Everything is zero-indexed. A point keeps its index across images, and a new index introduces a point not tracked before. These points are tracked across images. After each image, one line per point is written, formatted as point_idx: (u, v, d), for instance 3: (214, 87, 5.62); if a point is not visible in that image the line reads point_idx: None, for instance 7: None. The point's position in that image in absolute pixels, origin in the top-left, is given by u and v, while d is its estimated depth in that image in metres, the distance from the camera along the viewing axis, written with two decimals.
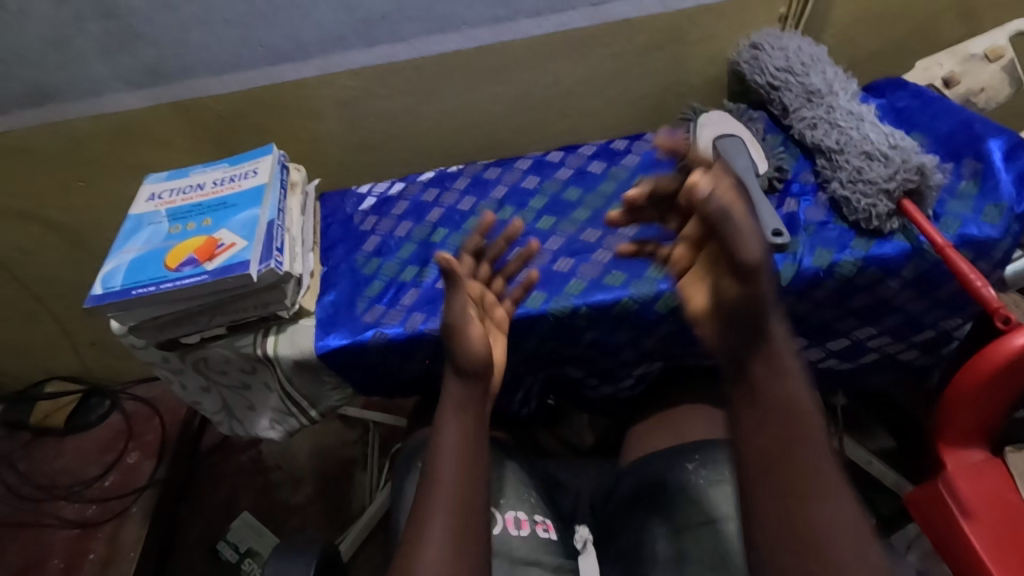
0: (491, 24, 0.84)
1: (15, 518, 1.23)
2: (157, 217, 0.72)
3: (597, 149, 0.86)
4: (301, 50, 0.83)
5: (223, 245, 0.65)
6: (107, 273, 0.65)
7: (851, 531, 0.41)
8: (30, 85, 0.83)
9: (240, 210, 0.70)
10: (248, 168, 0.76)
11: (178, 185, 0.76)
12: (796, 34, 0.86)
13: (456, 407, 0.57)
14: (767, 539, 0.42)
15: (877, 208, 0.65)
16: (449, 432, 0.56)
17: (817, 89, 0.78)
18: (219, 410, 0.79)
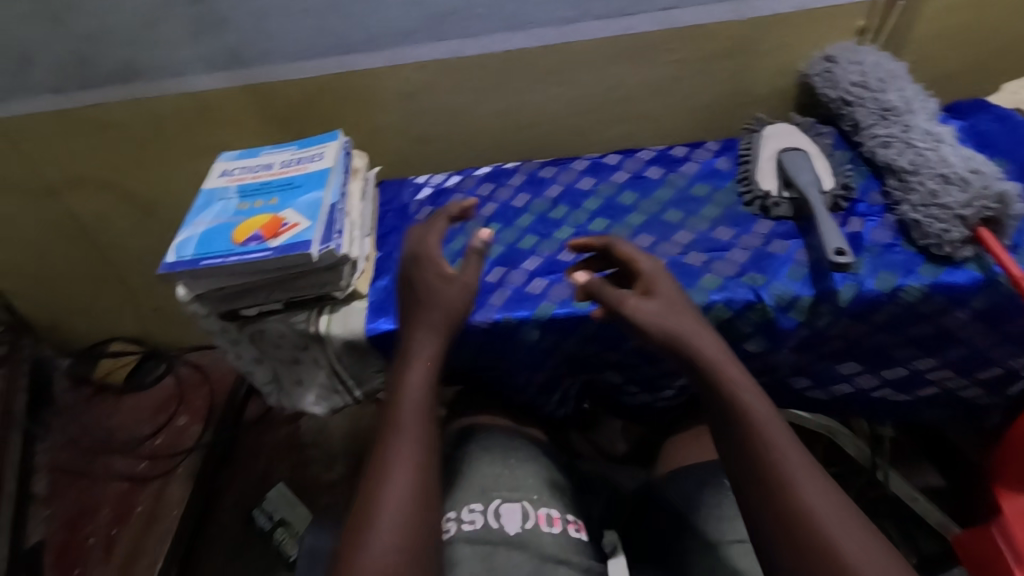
0: (558, 25, 0.84)
1: (73, 466, 1.32)
2: (227, 193, 0.75)
3: (655, 155, 0.85)
4: (372, 42, 0.86)
5: (287, 224, 0.68)
6: (180, 242, 0.68)
7: (830, 515, 0.48)
8: (120, 61, 0.88)
9: (305, 192, 0.73)
10: (313, 152, 0.79)
11: (248, 164, 0.80)
12: (874, 48, 0.83)
13: (415, 379, 0.59)
14: (786, 538, 0.48)
15: (950, 233, 0.62)
16: (411, 395, 0.59)
17: (893, 106, 0.75)
18: (269, 382, 0.82)
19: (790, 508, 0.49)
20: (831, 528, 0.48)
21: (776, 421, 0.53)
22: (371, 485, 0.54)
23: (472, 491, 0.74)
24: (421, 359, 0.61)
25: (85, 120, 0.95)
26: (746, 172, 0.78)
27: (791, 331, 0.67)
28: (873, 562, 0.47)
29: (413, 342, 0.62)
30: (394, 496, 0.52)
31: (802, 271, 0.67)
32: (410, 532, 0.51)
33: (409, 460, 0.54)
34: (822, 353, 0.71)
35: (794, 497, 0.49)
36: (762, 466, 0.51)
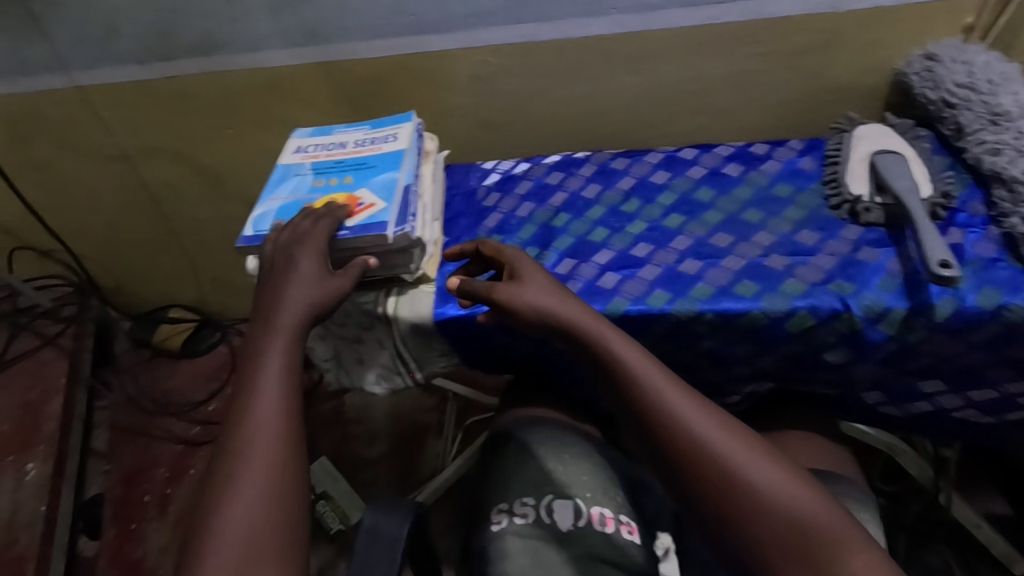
0: (642, 11, 0.82)
1: (132, 426, 1.37)
2: (302, 169, 0.76)
3: (734, 151, 0.82)
4: (449, 22, 0.85)
5: (363, 204, 0.68)
6: (257, 216, 0.69)
7: (748, 456, 0.51)
8: (202, 35, 0.89)
9: (380, 172, 0.73)
10: (387, 132, 0.78)
11: (322, 140, 0.80)
12: (982, 47, 0.77)
13: (276, 358, 0.54)
14: (711, 494, 0.50)
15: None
16: (270, 381, 0.53)
17: (1004, 111, 0.70)
18: (330, 359, 0.83)
19: (710, 464, 0.50)
20: (725, 455, 0.50)
21: (659, 373, 0.55)
22: (220, 491, 0.48)
23: (526, 484, 0.73)
24: (285, 324, 0.56)
25: (163, 91, 0.97)
26: (834, 174, 0.74)
27: (879, 344, 0.64)
28: (790, 492, 0.49)
29: (274, 317, 0.56)
30: (258, 448, 0.49)
31: (894, 281, 0.63)
32: (268, 537, 0.46)
33: (272, 409, 0.51)
34: (907, 368, 0.68)
35: (693, 444, 0.51)
36: (677, 439, 0.52)
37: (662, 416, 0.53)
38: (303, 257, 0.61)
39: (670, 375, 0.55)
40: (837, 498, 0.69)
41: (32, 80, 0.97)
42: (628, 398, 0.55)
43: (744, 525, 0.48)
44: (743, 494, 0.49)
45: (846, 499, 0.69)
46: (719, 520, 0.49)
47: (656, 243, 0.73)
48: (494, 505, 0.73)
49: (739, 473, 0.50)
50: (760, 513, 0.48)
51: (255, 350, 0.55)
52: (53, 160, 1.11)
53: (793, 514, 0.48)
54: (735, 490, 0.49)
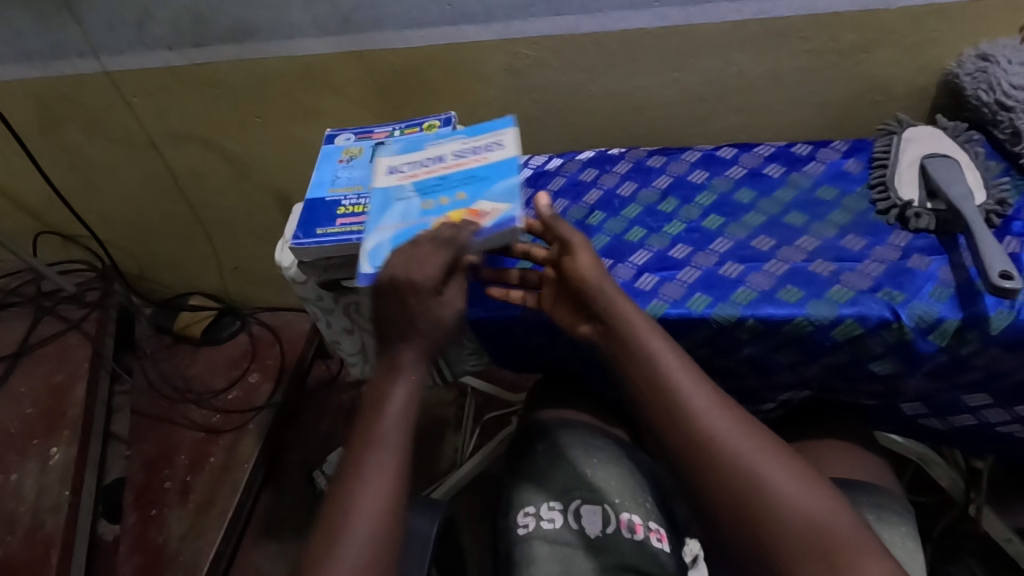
0: (686, 4, 0.79)
1: (153, 412, 1.38)
2: (403, 191, 0.68)
3: (775, 151, 0.80)
4: (486, 13, 0.83)
5: (484, 211, 0.63)
6: (370, 250, 0.62)
7: (764, 456, 0.50)
8: (234, 21, 0.88)
9: (493, 183, 0.67)
10: (488, 140, 0.71)
11: (415, 157, 0.72)
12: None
13: (396, 408, 0.53)
14: (723, 493, 0.49)
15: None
16: (389, 431, 0.52)
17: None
18: (355, 353, 0.84)
19: (728, 462, 0.50)
20: (744, 455, 0.50)
21: (692, 373, 0.54)
22: (328, 533, 0.48)
23: (554, 487, 0.73)
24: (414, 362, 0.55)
25: (193, 78, 0.96)
26: (881, 177, 0.71)
27: (930, 355, 0.62)
28: (805, 495, 0.48)
29: (402, 364, 0.55)
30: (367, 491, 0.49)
31: (947, 291, 0.61)
32: None
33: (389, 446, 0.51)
34: (954, 382, 0.66)
35: (712, 440, 0.51)
36: (695, 436, 0.51)
37: (681, 411, 0.52)
38: (419, 302, 0.56)
39: (701, 376, 0.55)
40: (876, 512, 0.67)
41: (63, 64, 0.97)
42: (648, 391, 0.55)
43: (753, 523, 0.48)
44: (759, 495, 0.48)
45: (883, 512, 0.68)
46: (734, 520, 0.48)
47: (695, 245, 0.71)
48: (520, 507, 0.72)
49: (755, 472, 0.49)
50: (773, 514, 0.47)
51: (378, 388, 0.55)
52: (81, 145, 1.11)
53: (812, 522, 0.47)
54: (750, 490, 0.48)
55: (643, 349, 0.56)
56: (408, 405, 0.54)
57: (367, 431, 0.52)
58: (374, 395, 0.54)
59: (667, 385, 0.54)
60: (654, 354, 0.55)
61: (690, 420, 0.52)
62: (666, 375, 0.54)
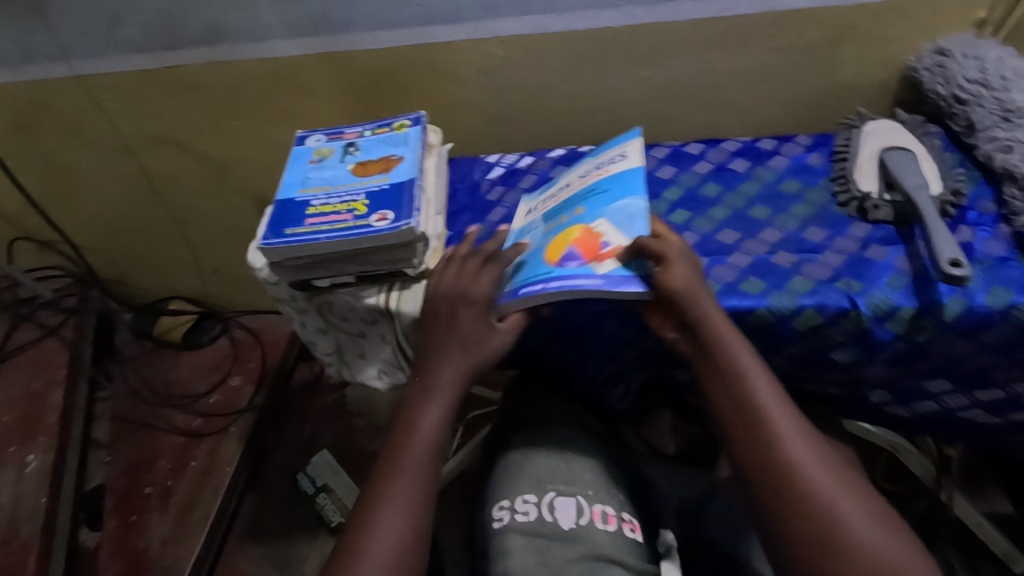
0: (652, 3, 0.80)
1: (134, 417, 1.37)
2: (534, 221, 0.72)
3: (741, 146, 0.81)
4: (456, 14, 0.84)
5: (607, 246, 0.62)
6: (503, 274, 0.67)
7: (842, 493, 0.52)
8: (205, 24, 0.88)
9: (615, 200, 0.67)
10: (612, 154, 0.73)
11: (552, 189, 0.76)
12: (992, 42, 0.76)
13: (432, 417, 0.62)
14: (799, 522, 0.52)
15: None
16: (424, 436, 0.61)
17: (1017, 107, 0.69)
18: (331, 352, 0.83)
19: (810, 495, 0.52)
20: (824, 491, 0.52)
21: (780, 402, 0.56)
22: (365, 517, 0.56)
23: (528, 481, 0.73)
24: (447, 384, 0.63)
25: (165, 81, 0.96)
26: (842, 170, 0.73)
27: (887, 343, 0.63)
28: (878, 535, 0.51)
29: (438, 373, 0.63)
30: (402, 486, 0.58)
31: (903, 280, 0.63)
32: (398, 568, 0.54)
33: (421, 457, 0.60)
34: (914, 369, 0.67)
35: (797, 474, 0.53)
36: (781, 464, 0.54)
37: (771, 441, 0.54)
38: (469, 318, 0.63)
39: (789, 404, 0.57)
40: None
41: (33, 68, 0.97)
42: (740, 414, 0.56)
43: (825, 554, 0.50)
44: (836, 531, 0.51)
45: None
46: (800, 546, 0.51)
47: None
48: (495, 502, 0.73)
49: (833, 509, 0.51)
50: (848, 547, 0.50)
51: (415, 398, 0.63)
52: (54, 150, 1.10)
53: (881, 559, 0.49)
54: (828, 526, 0.51)
55: (735, 370, 0.57)
56: (439, 423, 0.62)
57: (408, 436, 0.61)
58: (408, 412, 0.63)
59: (756, 414, 0.56)
60: (748, 377, 0.57)
61: (773, 447, 0.54)
62: (762, 404, 0.56)
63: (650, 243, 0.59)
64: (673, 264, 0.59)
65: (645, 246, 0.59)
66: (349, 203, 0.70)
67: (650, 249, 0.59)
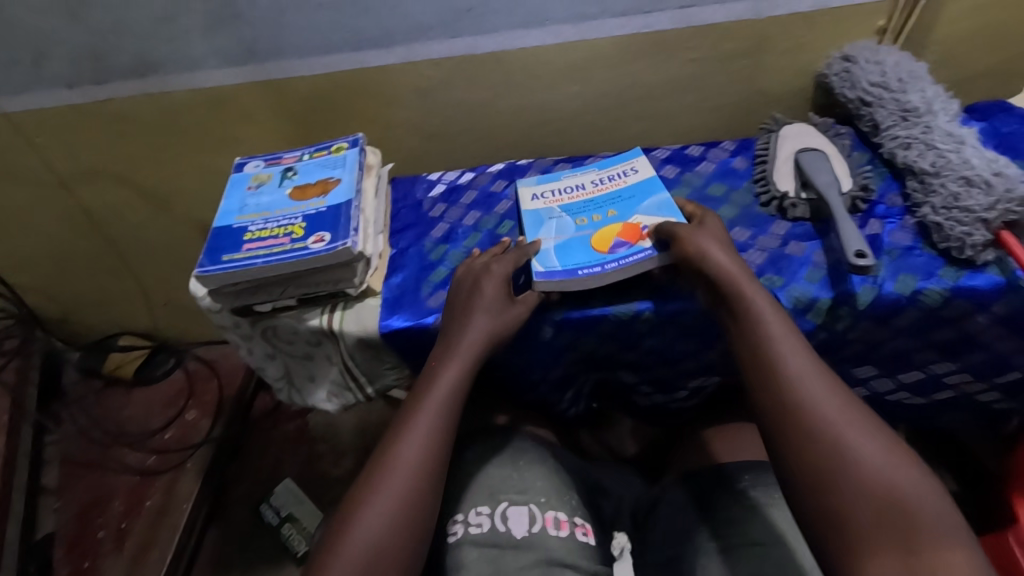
0: (576, 21, 0.84)
1: (84, 460, 1.33)
2: (553, 213, 0.76)
3: (671, 153, 0.85)
4: (388, 37, 0.85)
5: (646, 229, 0.70)
6: (539, 256, 0.70)
7: (859, 431, 0.50)
8: (136, 55, 0.88)
9: (641, 202, 0.75)
10: (621, 169, 0.81)
11: (557, 185, 0.81)
12: (892, 48, 0.82)
13: (449, 375, 0.63)
14: (809, 458, 0.50)
15: (973, 236, 0.61)
16: (440, 390, 0.62)
17: (914, 107, 0.74)
18: (280, 379, 0.82)
19: (822, 431, 0.51)
20: (838, 429, 0.51)
21: (800, 349, 0.55)
22: (376, 467, 0.59)
23: (480, 492, 0.73)
24: (468, 346, 0.63)
25: (99, 114, 0.95)
26: (763, 173, 0.77)
27: (810, 333, 0.67)
28: (895, 472, 0.48)
29: (461, 329, 0.64)
30: (412, 439, 0.60)
31: (820, 273, 0.66)
32: (399, 519, 0.56)
33: (431, 418, 0.61)
34: (841, 356, 0.71)
35: (810, 412, 0.52)
36: (793, 402, 0.53)
37: (786, 381, 0.54)
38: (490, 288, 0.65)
39: (806, 347, 0.56)
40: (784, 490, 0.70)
41: None
42: (757, 357, 0.56)
43: (834, 488, 0.49)
44: (847, 467, 0.49)
45: None
46: (808, 489, 0.50)
47: None
48: (448, 516, 0.72)
49: (845, 446, 0.50)
50: (858, 483, 0.48)
51: (437, 354, 0.65)
52: None
53: (901, 502, 0.47)
54: (839, 462, 0.49)
55: (750, 316, 0.58)
56: (454, 386, 0.63)
57: (423, 392, 0.63)
58: (431, 368, 0.64)
59: (771, 356, 0.55)
60: (763, 323, 0.57)
61: (789, 391, 0.53)
62: (778, 347, 0.55)
63: (672, 225, 0.65)
64: (692, 235, 0.63)
65: (667, 226, 0.65)
66: (286, 227, 0.70)
67: (671, 228, 0.65)
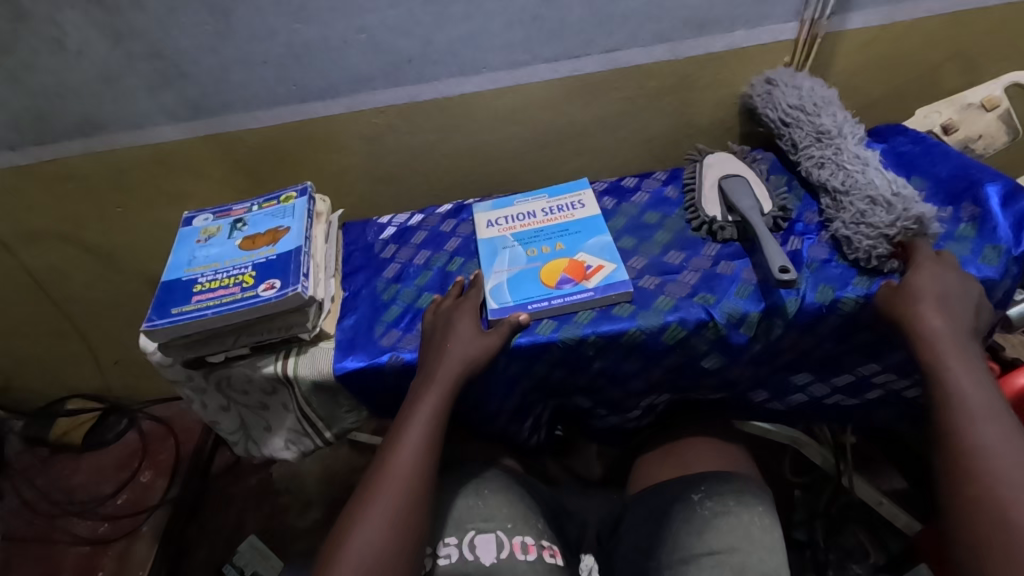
0: (510, 68, 0.89)
1: (29, 534, 1.26)
2: (507, 242, 0.81)
3: (608, 186, 0.90)
4: (332, 89, 0.89)
5: (591, 267, 0.75)
6: (493, 290, 0.74)
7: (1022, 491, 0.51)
8: (81, 116, 0.89)
9: (587, 238, 0.79)
10: (571, 199, 0.86)
11: (509, 213, 0.86)
12: (810, 77, 0.89)
13: (425, 417, 0.66)
14: (962, 502, 0.54)
15: (877, 249, 0.68)
16: (416, 431, 0.65)
17: (829, 130, 0.81)
18: (236, 431, 0.81)
19: (986, 480, 0.53)
20: (1005, 483, 0.52)
21: (989, 405, 0.57)
22: (354, 511, 0.61)
23: (446, 523, 0.73)
24: (446, 371, 0.67)
25: (42, 175, 0.95)
26: (692, 200, 0.82)
27: (746, 345, 0.71)
28: None
29: (435, 368, 0.68)
30: (390, 481, 0.62)
31: (749, 288, 0.71)
32: (375, 562, 0.57)
33: (416, 444, 0.64)
34: (776, 364, 0.77)
35: (977, 464, 0.54)
36: (963, 449, 0.55)
37: (963, 431, 0.56)
38: (459, 327, 0.70)
39: (997, 409, 0.57)
40: (737, 496, 0.73)
41: None
42: (941, 405, 0.59)
43: (977, 530, 0.52)
44: (1001, 518, 0.51)
45: (744, 495, 0.73)
46: (957, 527, 0.53)
47: None
48: None
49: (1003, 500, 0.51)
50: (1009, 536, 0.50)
51: (414, 396, 0.68)
52: None
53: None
54: (990, 509, 0.52)
55: (941, 367, 0.60)
56: (431, 423, 0.65)
57: (401, 434, 0.65)
58: (407, 408, 0.67)
59: (958, 408, 0.58)
60: (950, 376, 0.59)
61: (965, 440, 0.56)
62: (966, 401, 0.57)
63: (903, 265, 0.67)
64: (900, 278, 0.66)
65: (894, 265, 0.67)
66: (237, 276, 0.71)
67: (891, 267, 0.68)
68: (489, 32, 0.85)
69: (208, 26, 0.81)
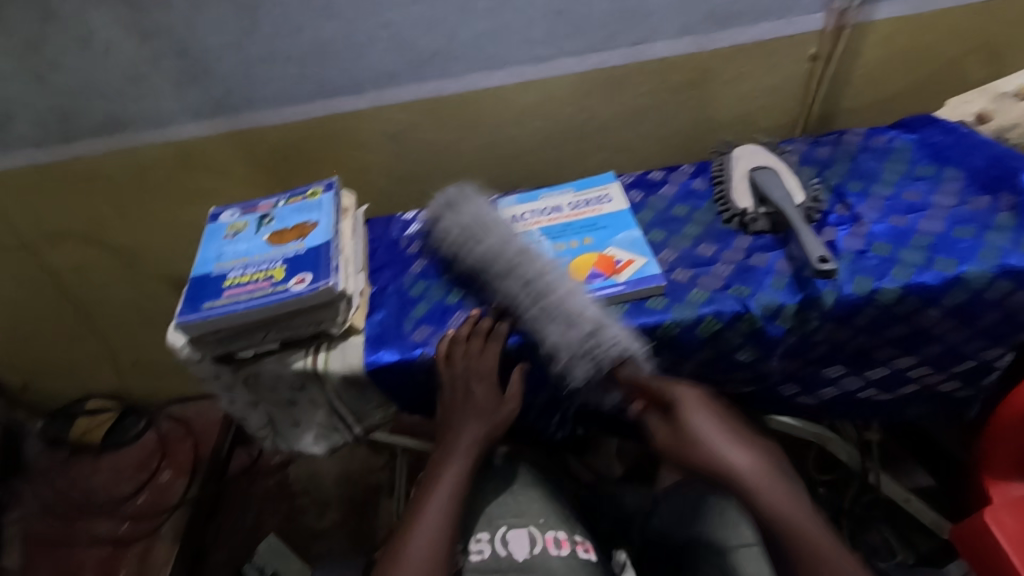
0: (534, 62, 0.89)
1: (50, 534, 1.27)
2: (534, 236, 0.81)
3: (634, 179, 0.89)
4: (356, 85, 0.89)
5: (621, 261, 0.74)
6: None
7: None
8: (106, 114, 0.89)
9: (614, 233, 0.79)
10: (598, 194, 0.85)
11: (535, 207, 0.85)
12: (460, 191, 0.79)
13: (444, 494, 0.65)
14: None
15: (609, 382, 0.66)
16: (434, 510, 0.63)
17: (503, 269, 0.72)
18: (263, 427, 0.80)
19: None
20: None
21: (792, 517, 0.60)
22: None
23: (478, 519, 0.73)
24: (465, 449, 0.67)
25: (67, 174, 0.95)
26: (721, 192, 0.82)
27: (780, 337, 0.71)
28: None
29: (456, 438, 0.68)
30: (408, 561, 0.60)
31: (784, 279, 0.71)
32: None
33: (436, 519, 0.63)
34: (809, 358, 0.76)
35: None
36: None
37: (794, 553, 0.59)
38: (481, 392, 0.69)
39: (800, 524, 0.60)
40: None
41: None
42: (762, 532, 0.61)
43: None
44: None
45: None
46: None
47: None
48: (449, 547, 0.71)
49: None
50: None
51: (433, 471, 0.67)
52: None
53: None
54: None
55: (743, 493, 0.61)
56: (450, 498, 0.64)
57: (419, 511, 0.64)
58: (426, 485, 0.66)
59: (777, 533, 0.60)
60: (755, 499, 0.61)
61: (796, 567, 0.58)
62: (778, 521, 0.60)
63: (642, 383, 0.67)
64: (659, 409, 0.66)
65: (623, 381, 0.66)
66: (266, 272, 0.71)
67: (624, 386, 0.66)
68: (514, 27, 0.85)
69: (234, 23, 0.81)
